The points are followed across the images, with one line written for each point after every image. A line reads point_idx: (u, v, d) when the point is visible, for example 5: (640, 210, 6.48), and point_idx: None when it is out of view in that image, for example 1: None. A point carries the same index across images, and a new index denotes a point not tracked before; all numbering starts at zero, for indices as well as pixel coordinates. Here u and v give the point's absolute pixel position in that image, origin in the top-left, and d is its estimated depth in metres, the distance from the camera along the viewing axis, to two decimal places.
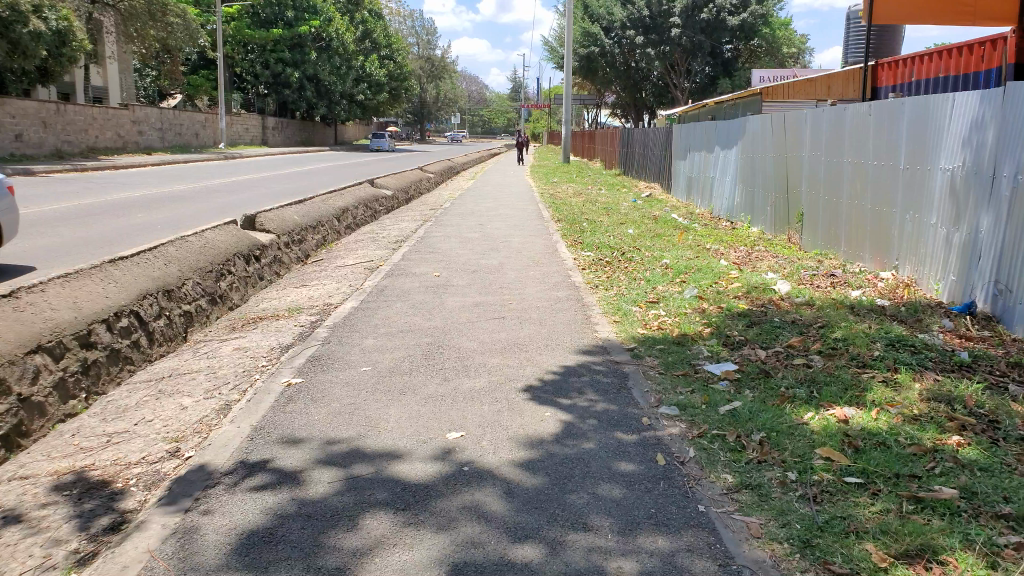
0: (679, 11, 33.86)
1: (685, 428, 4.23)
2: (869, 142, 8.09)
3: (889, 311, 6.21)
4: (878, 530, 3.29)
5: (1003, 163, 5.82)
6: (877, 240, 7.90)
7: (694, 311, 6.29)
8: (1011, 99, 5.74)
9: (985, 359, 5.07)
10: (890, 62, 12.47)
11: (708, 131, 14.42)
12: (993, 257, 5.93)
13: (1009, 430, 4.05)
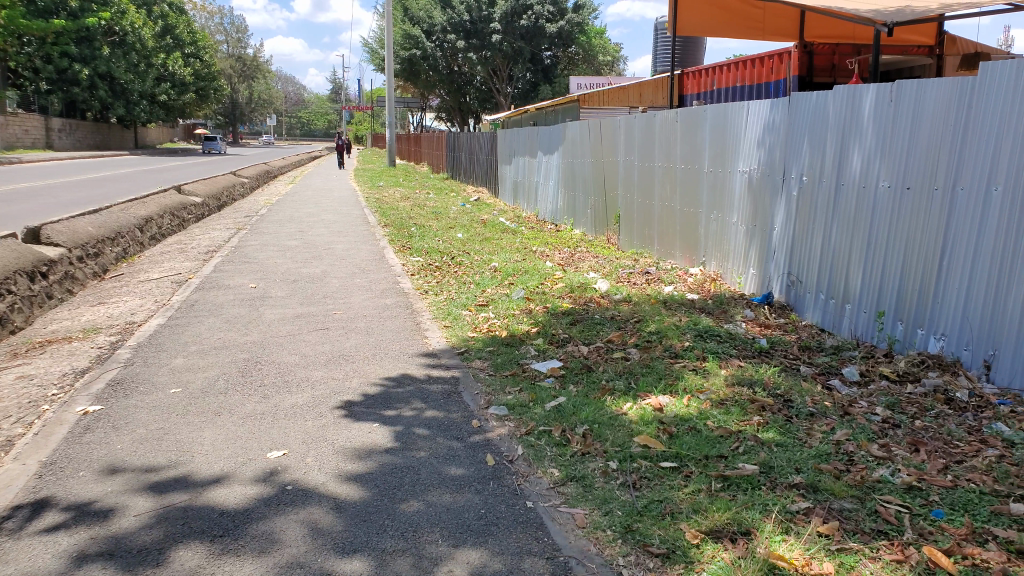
0: (499, 18, 34.78)
1: (513, 427, 4.32)
2: (676, 146, 8.68)
3: (698, 305, 6.69)
4: (691, 509, 3.55)
5: (791, 166, 6.53)
6: (686, 238, 8.52)
7: (522, 312, 6.45)
8: (795, 108, 6.44)
9: (780, 345, 5.62)
10: (693, 71, 13.45)
11: (530, 137, 14.87)
12: (785, 251, 6.65)
13: (801, 408, 4.51)
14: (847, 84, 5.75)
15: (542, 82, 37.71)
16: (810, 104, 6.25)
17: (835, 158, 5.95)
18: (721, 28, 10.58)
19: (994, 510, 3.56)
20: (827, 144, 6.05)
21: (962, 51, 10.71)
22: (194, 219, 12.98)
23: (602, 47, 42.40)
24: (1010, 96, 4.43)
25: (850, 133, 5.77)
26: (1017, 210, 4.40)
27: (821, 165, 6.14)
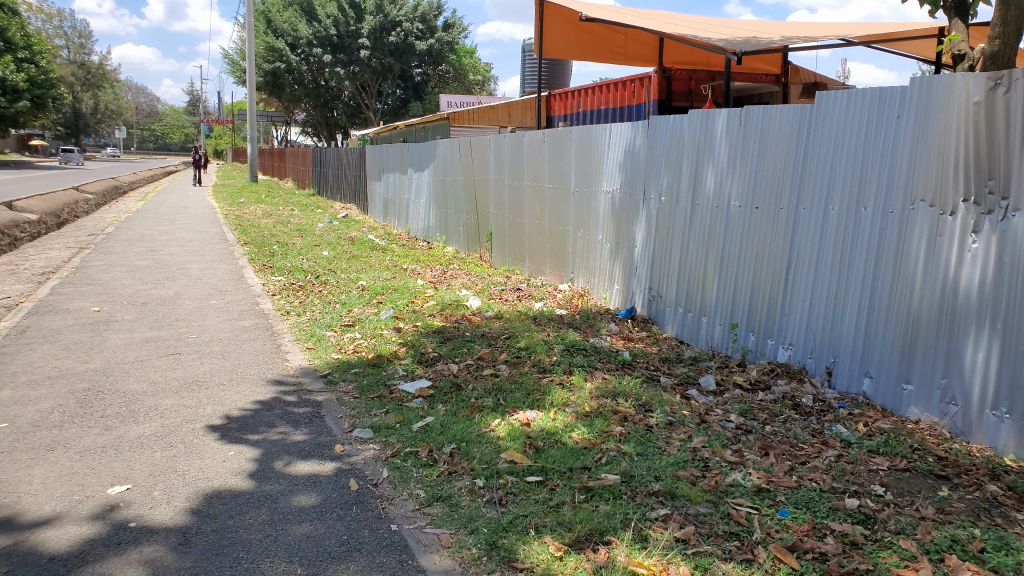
0: (367, 33, 34.55)
1: (379, 450, 4.26)
2: (542, 166, 8.92)
3: (566, 320, 6.85)
4: (556, 522, 3.62)
5: (649, 186, 6.98)
6: (554, 255, 8.78)
7: (389, 331, 6.38)
8: (652, 131, 6.91)
9: (642, 357, 5.85)
10: (559, 94, 13.86)
11: (400, 154, 14.81)
12: (646, 267, 7.08)
13: (660, 417, 4.69)
14: (700, 109, 6.30)
15: (412, 99, 37.97)
16: (665, 128, 6.75)
17: (689, 179, 6.48)
18: (582, 50, 11.07)
19: (832, 507, 3.86)
20: (681, 165, 6.57)
21: (800, 80, 11.76)
22: (28, 238, 11.95)
23: (473, 66, 43.19)
24: (841, 128, 5.12)
25: (702, 156, 6.30)
26: (851, 230, 5.09)
27: (676, 185, 6.64)
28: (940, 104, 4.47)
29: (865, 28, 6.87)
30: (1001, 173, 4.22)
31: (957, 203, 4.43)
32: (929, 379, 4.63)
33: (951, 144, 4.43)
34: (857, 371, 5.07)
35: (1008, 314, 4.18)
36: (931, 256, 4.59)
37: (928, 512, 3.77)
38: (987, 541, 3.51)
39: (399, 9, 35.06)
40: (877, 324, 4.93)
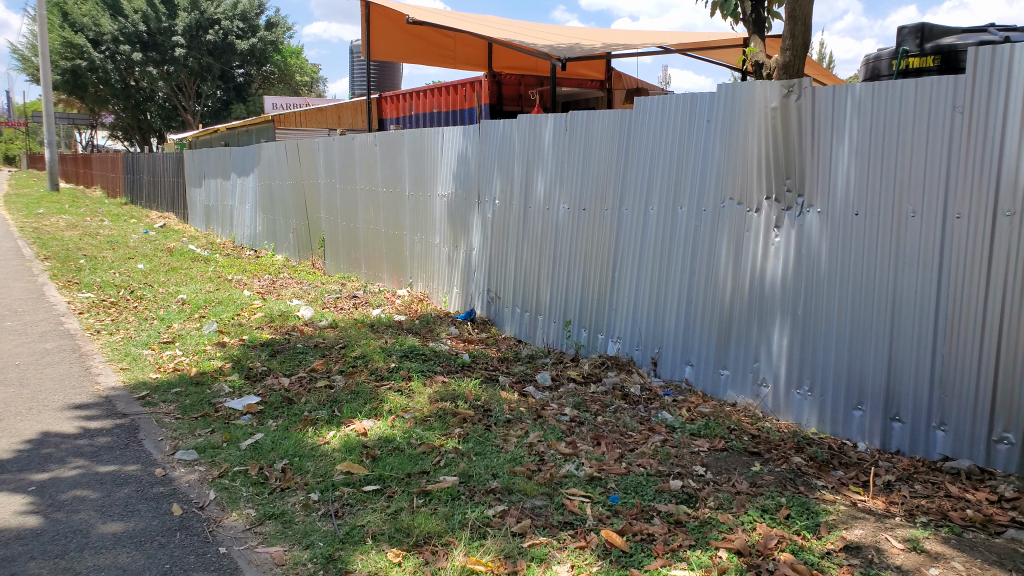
0: (181, 30, 32.32)
1: (204, 471, 4.07)
2: (375, 170, 8.84)
3: (405, 325, 6.83)
4: (393, 528, 3.60)
5: (483, 190, 7.09)
6: (392, 259, 8.75)
7: (213, 347, 6.07)
8: (484, 135, 7.04)
9: (482, 358, 5.95)
10: (391, 96, 13.82)
11: (222, 158, 14.11)
12: (484, 269, 7.20)
13: (499, 416, 4.80)
14: (528, 113, 6.48)
15: (235, 100, 36.71)
16: (496, 132, 6.89)
17: (520, 182, 6.65)
18: (413, 57, 11.04)
19: (658, 489, 4.10)
20: (512, 168, 6.73)
21: (625, 84, 12.43)
22: None
23: (298, 66, 42.01)
24: (658, 133, 5.47)
25: (533, 160, 6.50)
26: (669, 228, 5.44)
27: (509, 188, 6.79)
28: (742, 110, 4.90)
29: (677, 38, 7.34)
30: (796, 173, 4.71)
31: (760, 201, 4.89)
32: (742, 364, 5.09)
33: (752, 148, 4.87)
34: (680, 360, 5.46)
35: (807, 302, 4.72)
36: (739, 251, 5.03)
37: (742, 487, 4.10)
38: (792, 507, 3.88)
39: (215, 6, 33.26)
40: (695, 316, 5.33)
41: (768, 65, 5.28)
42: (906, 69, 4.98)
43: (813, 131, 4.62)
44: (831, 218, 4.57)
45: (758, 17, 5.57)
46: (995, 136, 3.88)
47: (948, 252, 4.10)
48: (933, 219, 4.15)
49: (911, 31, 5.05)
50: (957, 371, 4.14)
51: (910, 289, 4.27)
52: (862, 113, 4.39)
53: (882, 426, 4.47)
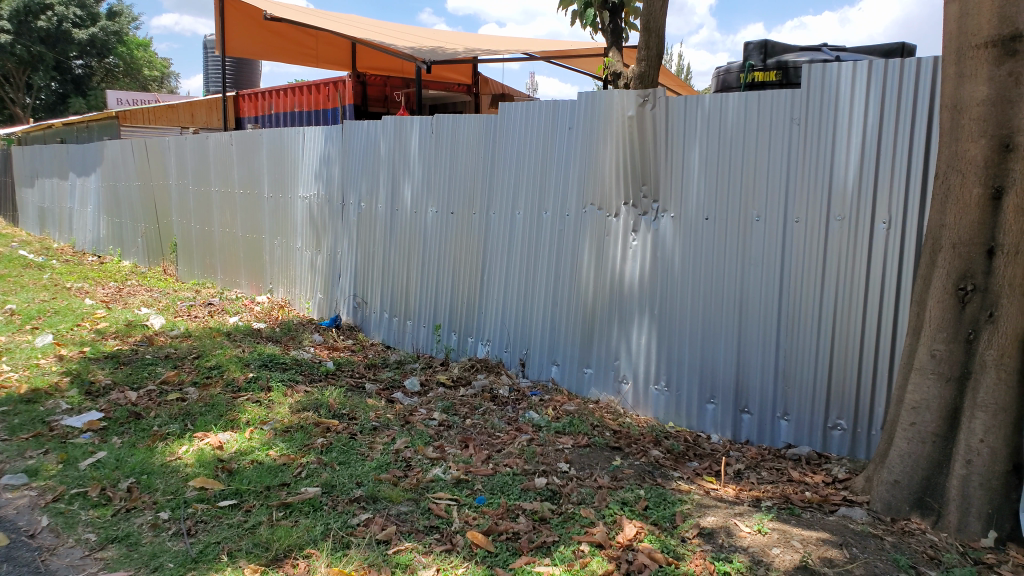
0: (8, 15, 29.53)
1: (36, 497, 3.77)
2: (232, 171, 8.51)
3: (264, 333, 6.60)
4: (251, 543, 3.48)
5: (348, 193, 6.98)
6: (250, 265, 8.46)
7: (48, 361, 5.62)
8: (348, 137, 6.93)
9: (347, 365, 5.85)
10: (250, 93, 13.37)
11: (60, 156, 13.05)
12: (349, 274, 7.07)
13: (364, 423, 4.74)
14: (394, 116, 6.43)
15: (73, 94, 34.18)
16: (361, 133, 6.80)
17: (387, 184, 6.59)
18: (266, 50, 10.91)
19: (523, 488, 4.18)
20: (379, 171, 6.65)
21: (492, 89, 12.56)
22: None
23: (147, 60, 39.63)
24: (522, 138, 5.58)
25: (400, 164, 6.46)
26: (535, 231, 5.56)
27: (375, 191, 6.70)
28: (601, 118, 5.09)
29: (541, 45, 7.50)
30: (651, 181, 4.94)
31: (619, 207, 5.08)
32: (605, 363, 5.27)
33: (610, 155, 5.07)
34: (547, 361, 5.58)
35: (663, 302, 4.96)
36: (601, 255, 5.20)
37: (604, 481, 4.25)
38: (650, 499, 4.06)
39: None
40: (560, 318, 5.47)
41: (625, 75, 5.53)
42: (751, 82, 5.24)
43: (667, 140, 4.87)
44: (684, 223, 4.83)
45: (616, 28, 5.81)
46: (827, 148, 4.30)
47: (788, 254, 4.47)
48: (774, 223, 4.50)
49: (756, 47, 5.40)
50: (798, 364, 4.49)
51: (755, 289, 4.60)
52: (710, 124, 4.69)
53: (733, 418, 4.76)
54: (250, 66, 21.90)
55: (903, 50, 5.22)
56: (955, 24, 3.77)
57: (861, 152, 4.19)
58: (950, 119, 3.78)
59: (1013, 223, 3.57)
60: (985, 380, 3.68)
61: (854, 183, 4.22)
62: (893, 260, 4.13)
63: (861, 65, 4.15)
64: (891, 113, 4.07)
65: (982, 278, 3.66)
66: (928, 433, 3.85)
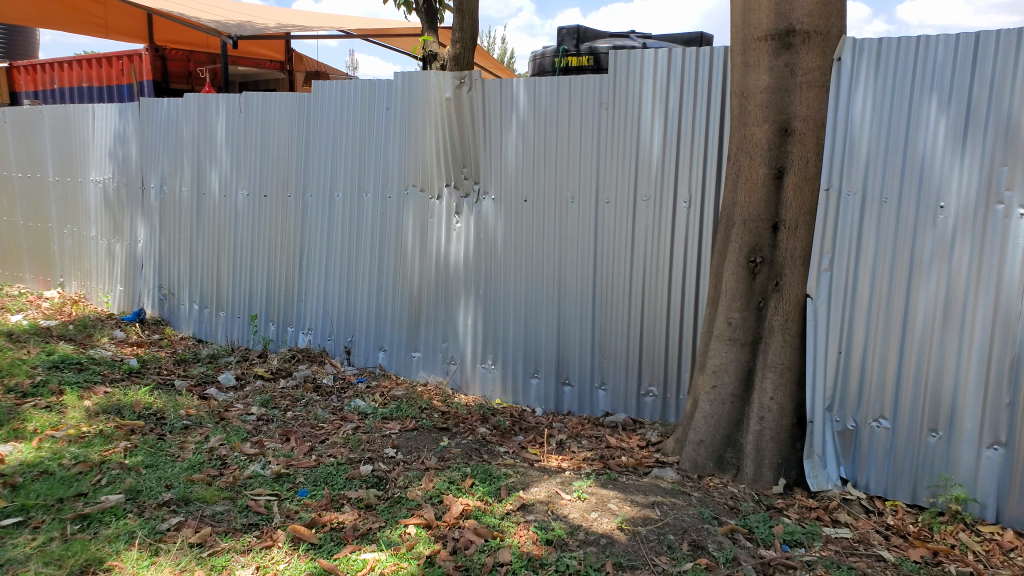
0: None
1: None
2: (8, 153, 7.67)
3: (55, 332, 6.00)
4: (40, 562, 3.16)
5: (147, 176, 6.48)
6: (36, 258, 7.66)
7: None
8: (146, 115, 6.43)
9: (153, 362, 5.47)
10: (29, 65, 12.07)
11: None
12: (154, 264, 6.59)
13: (174, 423, 4.48)
14: (196, 94, 6.04)
15: None
16: (161, 112, 6.33)
17: (194, 166, 6.17)
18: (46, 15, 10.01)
19: (348, 476, 4.10)
20: (184, 153, 6.22)
21: (307, 66, 11.99)
22: None
23: None
24: (338, 119, 5.43)
25: (207, 145, 6.09)
26: (355, 213, 5.44)
27: (181, 174, 6.26)
28: (420, 99, 5.05)
29: (359, 23, 7.27)
30: (472, 162, 4.98)
31: (441, 188, 5.08)
32: (432, 345, 5.28)
33: (430, 136, 5.05)
34: (373, 346, 5.51)
35: (486, 282, 5.04)
36: (424, 236, 5.19)
37: (431, 462, 4.26)
38: (475, 476, 4.11)
39: None
40: (386, 302, 5.41)
41: (441, 56, 5.52)
42: (566, 67, 5.40)
43: (485, 121, 4.92)
44: (504, 204, 4.92)
45: (433, 9, 5.80)
46: (633, 131, 4.53)
47: (601, 233, 4.69)
48: (587, 203, 4.70)
49: (569, 32, 5.57)
50: (613, 337, 4.74)
51: (572, 268, 4.79)
52: (525, 106, 4.80)
53: (555, 391, 4.95)
54: (28, 34, 19.66)
55: (702, 40, 5.53)
56: (740, 18, 4.10)
57: (664, 136, 4.45)
58: (738, 105, 4.13)
59: (792, 200, 4.04)
60: (774, 343, 4.14)
61: (658, 164, 4.49)
62: (694, 235, 4.45)
63: (662, 53, 4.39)
64: (690, 98, 4.36)
65: (769, 250, 4.09)
66: (727, 394, 4.22)
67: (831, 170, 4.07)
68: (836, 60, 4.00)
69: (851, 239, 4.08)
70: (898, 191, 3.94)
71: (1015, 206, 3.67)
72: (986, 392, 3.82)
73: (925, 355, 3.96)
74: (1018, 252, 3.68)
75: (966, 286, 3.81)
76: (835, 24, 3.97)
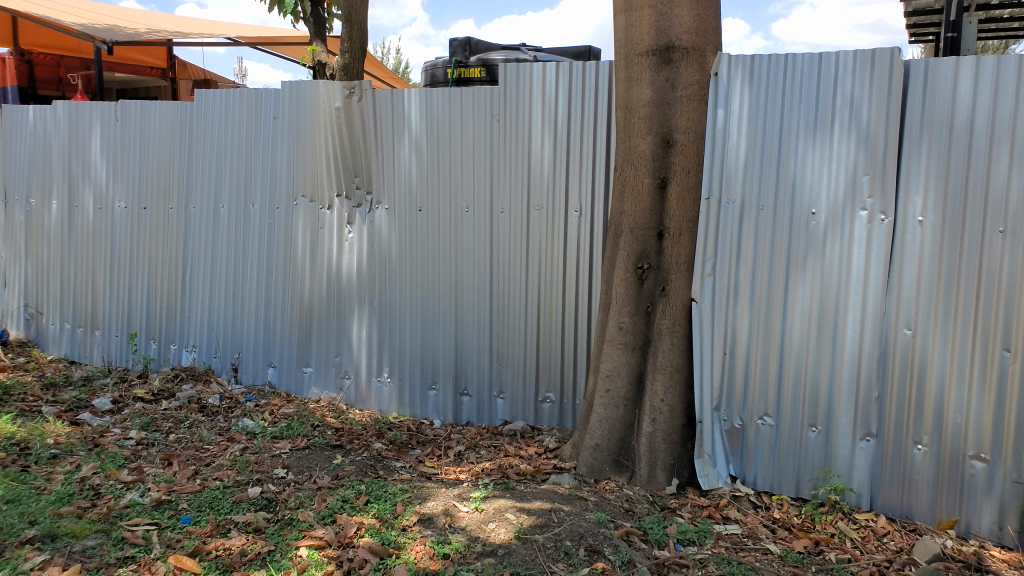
0: None
1: None
2: None
3: None
4: None
5: (12, 188, 6.09)
6: None
7: None
8: (10, 125, 6.05)
9: (17, 387, 5.09)
10: None
11: None
12: (19, 282, 6.16)
13: (41, 453, 4.19)
14: (66, 102, 5.73)
15: None
16: (28, 122, 5.96)
17: (65, 178, 5.83)
18: None
19: (235, 500, 3.93)
20: (54, 165, 5.88)
21: (189, 75, 11.51)
22: None
23: None
24: (222, 128, 5.25)
25: (79, 156, 5.78)
26: (241, 225, 5.27)
27: (51, 186, 5.90)
28: (307, 108, 4.96)
29: (245, 31, 7.07)
30: (363, 172, 4.92)
31: (332, 199, 4.99)
32: (325, 360, 5.15)
33: (319, 145, 4.95)
34: (262, 363, 5.32)
35: (380, 294, 4.97)
36: (315, 248, 5.08)
37: (324, 481, 4.14)
38: (370, 493, 4.01)
39: None
40: (275, 316, 5.25)
41: (330, 65, 5.46)
42: (459, 78, 5.45)
43: (376, 132, 4.88)
44: (396, 214, 4.88)
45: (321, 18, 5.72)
46: (524, 142, 4.59)
47: (494, 242, 4.72)
48: (481, 212, 4.72)
49: (460, 43, 5.60)
50: (508, 345, 4.76)
51: (467, 277, 4.79)
52: (416, 116, 4.78)
53: (453, 401, 4.92)
54: None
55: (590, 54, 5.68)
56: (622, 34, 4.23)
57: (554, 146, 4.53)
58: (623, 118, 4.25)
59: (676, 209, 4.19)
60: (663, 347, 4.27)
61: (548, 174, 4.56)
62: (586, 243, 4.55)
63: (550, 65, 4.48)
64: (578, 109, 4.46)
65: (655, 257, 4.23)
66: (620, 398, 4.31)
67: (711, 178, 4.22)
68: (713, 75, 4.18)
69: (732, 244, 4.24)
70: (774, 199, 4.14)
71: (876, 212, 3.94)
72: (858, 387, 4.05)
73: (803, 354, 4.16)
74: (880, 255, 3.95)
75: (837, 287, 4.05)
76: (713, 42, 4.16)
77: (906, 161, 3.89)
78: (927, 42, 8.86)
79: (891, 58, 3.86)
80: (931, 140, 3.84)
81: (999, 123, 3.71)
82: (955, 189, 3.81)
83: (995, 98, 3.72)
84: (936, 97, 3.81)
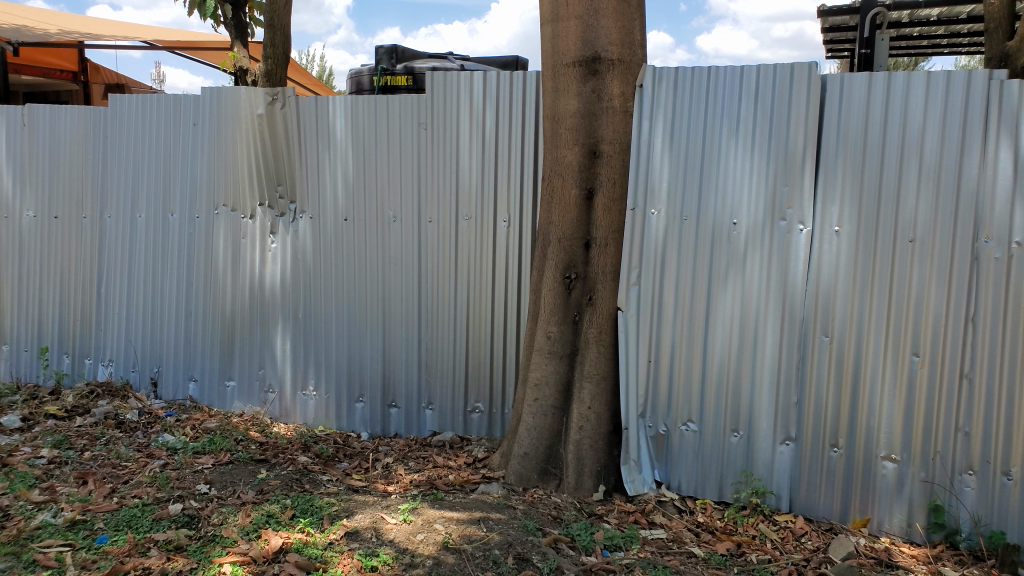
0: None
1: None
2: None
3: None
4: None
5: None
6: None
7: None
8: None
9: None
10: None
11: None
12: None
13: None
14: None
15: None
16: None
17: None
18: None
19: (155, 518, 3.80)
20: None
21: (103, 79, 11.06)
22: None
23: None
24: (138, 134, 5.09)
25: None
26: (159, 235, 5.12)
27: None
28: (228, 115, 4.84)
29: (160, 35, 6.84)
30: (286, 180, 4.82)
31: (254, 208, 4.88)
32: (248, 372, 5.04)
33: (241, 152, 4.84)
34: (183, 377, 5.18)
35: (306, 304, 4.89)
36: (237, 257, 4.96)
37: (248, 496, 4.05)
38: (296, 507, 3.94)
39: None
40: (195, 329, 5.12)
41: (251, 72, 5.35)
42: (386, 86, 5.42)
43: (302, 138, 4.80)
44: (323, 222, 4.81)
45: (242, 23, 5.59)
46: (451, 151, 4.58)
47: (421, 252, 4.69)
48: (409, 222, 4.69)
49: (387, 52, 5.55)
50: (436, 356, 4.75)
51: (395, 287, 4.75)
52: (342, 123, 4.72)
53: (380, 413, 4.89)
54: None
55: (517, 65, 5.69)
56: (549, 44, 4.25)
57: (481, 156, 4.53)
58: (549, 128, 4.27)
59: (602, 219, 4.23)
60: (590, 355, 4.31)
61: (475, 184, 4.56)
62: (514, 253, 4.56)
63: (476, 76, 4.48)
64: (505, 120, 4.47)
65: (582, 266, 4.26)
66: (549, 406, 4.34)
67: (636, 189, 4.26)
68: (638, 86, 4.23)
69: (656, 255, 4.29)
70: (697, 210, 4.22)
71: (795, 223, 4.06)
72: (777, 393, 4.17)
73: (725, 362, 4.25)
74: (798, 265, 4.07)
75: (757, 297, 4.15)
76: (637, 54, 4.21)
77: (821, 174, 4.02)
78: (842, 60, 9.18)
79: (808, 74, 3.98)
80: (844, 155, 3.97)
81: (908, 138, 3.87)
82: (867, 201, 3.95)
83: (905, 113, 3.87)
84: (849, 113, 3.95)
